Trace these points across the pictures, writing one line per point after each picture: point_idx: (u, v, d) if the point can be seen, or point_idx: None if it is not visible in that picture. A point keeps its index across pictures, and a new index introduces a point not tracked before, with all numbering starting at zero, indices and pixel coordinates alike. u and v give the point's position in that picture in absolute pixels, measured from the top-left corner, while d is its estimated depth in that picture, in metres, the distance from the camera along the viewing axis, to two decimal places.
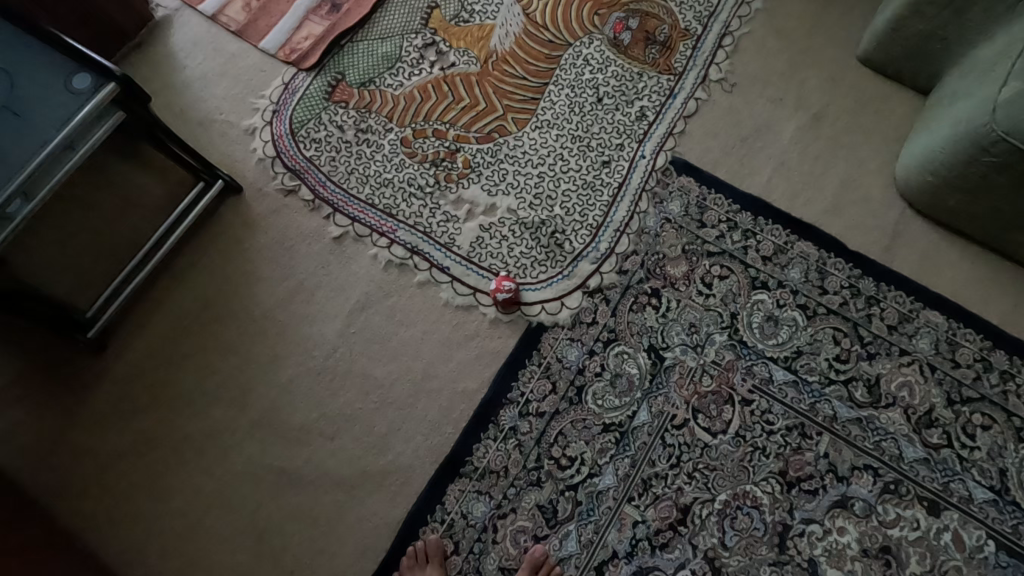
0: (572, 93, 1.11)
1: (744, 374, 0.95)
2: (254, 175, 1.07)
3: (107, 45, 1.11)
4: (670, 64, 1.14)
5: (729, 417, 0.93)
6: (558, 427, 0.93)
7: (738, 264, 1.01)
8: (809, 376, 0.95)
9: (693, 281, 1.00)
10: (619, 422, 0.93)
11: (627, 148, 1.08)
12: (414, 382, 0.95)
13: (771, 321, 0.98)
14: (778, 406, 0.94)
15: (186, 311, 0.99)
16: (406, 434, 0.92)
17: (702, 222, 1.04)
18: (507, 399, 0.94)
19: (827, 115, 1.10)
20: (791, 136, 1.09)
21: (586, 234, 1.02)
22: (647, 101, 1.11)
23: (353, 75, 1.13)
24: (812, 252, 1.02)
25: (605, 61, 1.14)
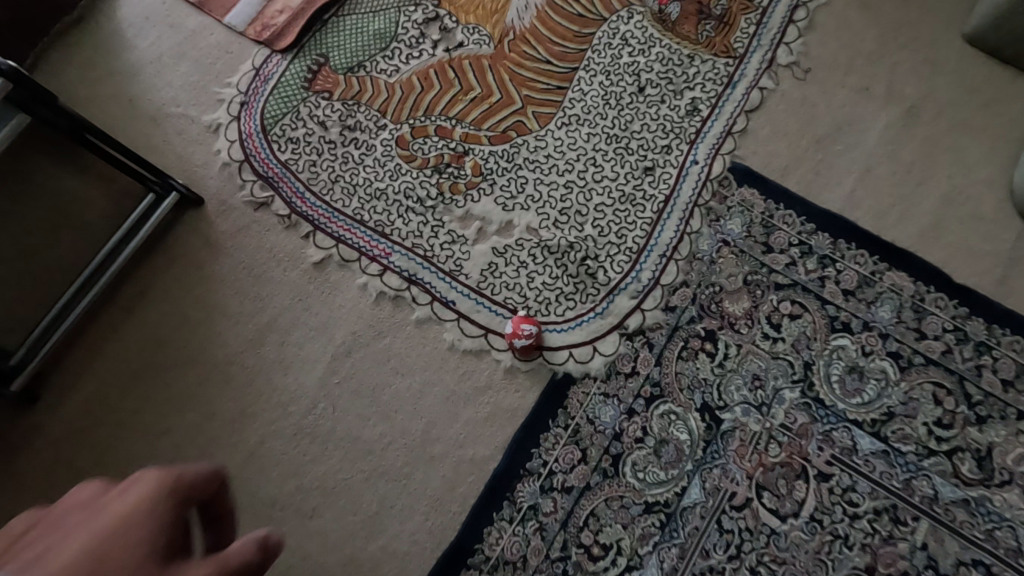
0: (607, 81, 0.90)
1: (821, 442, 0.76)
2: (216, 183, 0.87)
3: (38, 21, 0.91)
4: (728, 44, 0.92)
5: (802, 496, 0.75)
6: (589, 507, 0.75)
7: (814, 300, 0.81)
8: (902, 445, 0.76)
9: (758, 321, 0.81)
10: (664, 501, 0.75)
11: (675, 152, 0.87)
12: (411, 446, 0.77)
13: (856, 374, 0.79)
14: (864, 483, 0.75)
15: (134, 354, 0.81)
16: (401, 512, 0.75)
17: (768, 246, 0.84)
18: (525, 471, 0.76)
19: (924, 109, 0.88)
20: (879, 136, 0.88)
21: (625, 261, 0.83)
22: (699, 92, 0.90)
23: (338, 57, 0.92)
24: (907, 285, 0.81)
25: (647, 41, 0.92)
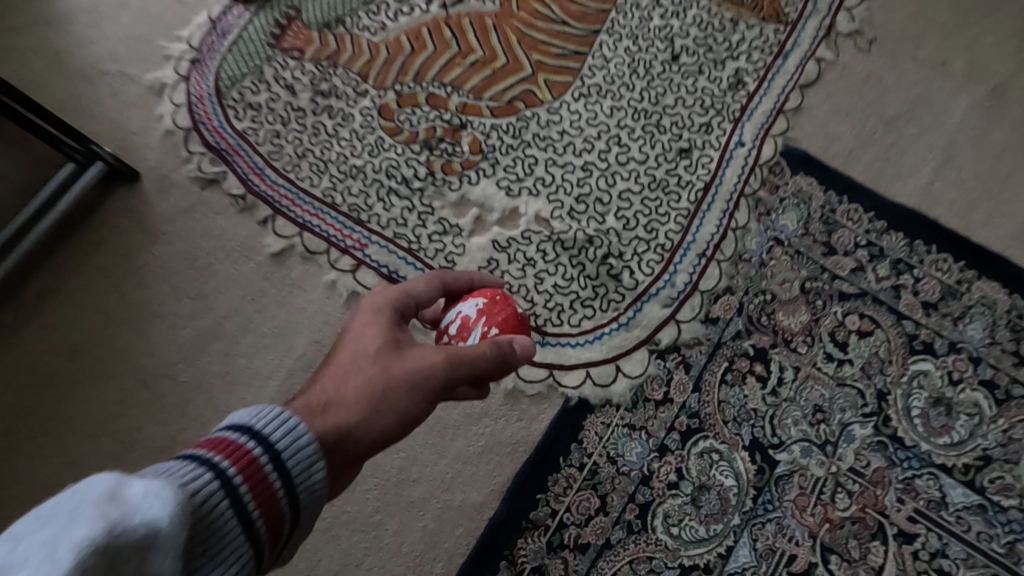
0: (635, 47, 0.75)
1: (901, 493, 0.61)
2: (156, 156, 0.71)
3: None
4: (778, 9, 0.77)
5: (879, 561, 0.59)
6: (609, 571, 0.59)
7: (888, 314, 0.66)
8: (1004, 500, 0.61)
9: (819, 338, 0.65)
10: (705, 566, 0.59)
11: (715, 131, 0.72)
12: (385, 488, 0.61)
13: (942, 408, 0.63)
14: (957, 546, 0.59)
15: (41, 363, 0.65)
16: (370, 572, 0.59)
17: (829, 246, 0.68)
18: (528, 522, 0.60)
19: (1015, 88, 0.74)
20: (963, 119, 0.73)
21: (656, 261, 0.68)
22: (744, 63, 0.75)
23: (313, 11, 0.77)
24: (1000, 298, 0.67)
25: (682, 2, 0.77)
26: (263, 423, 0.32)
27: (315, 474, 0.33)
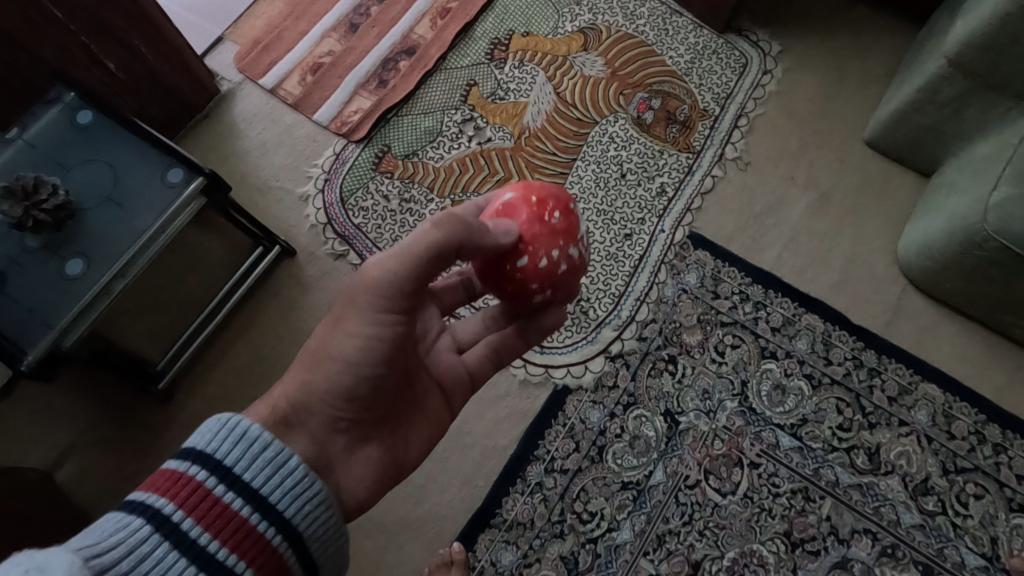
0: (598, 169, 1.21)
1: (752, 439, 1.04)
2: (306, 240, 1.17)
3: (179, 120, 1.20)
4: (689, 142, 1.23)
5: (738, 478, 1.01)
6: (580, 483, 1.01)
7: (749, 334, 1.09)
8: (813, 443, 1.03)
9: (707, 348, 1.09)
10: (636, 481, 1.01)
11: (647, 223, 1.17)
12: (449, 437, 1.04)
13: (779, 390, 1.06)
14: (784, 469, 1.02)
15: (245, 364, 1.09)
16: (442, 484, 1.02)
17: (716, 293, 1.12)
18: (533, 456, 1.03)
19: (835, 194, 1.19)
20: (802, 214, 1.18)
21: (610, 303, 1.11)
22: (667, 178, 1.20)
23: (398, 147, 1.23)
24: (819, 325, 1.10)
25: (629, 139, 1.23)
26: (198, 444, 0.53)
27: (261, 450, 0.55)
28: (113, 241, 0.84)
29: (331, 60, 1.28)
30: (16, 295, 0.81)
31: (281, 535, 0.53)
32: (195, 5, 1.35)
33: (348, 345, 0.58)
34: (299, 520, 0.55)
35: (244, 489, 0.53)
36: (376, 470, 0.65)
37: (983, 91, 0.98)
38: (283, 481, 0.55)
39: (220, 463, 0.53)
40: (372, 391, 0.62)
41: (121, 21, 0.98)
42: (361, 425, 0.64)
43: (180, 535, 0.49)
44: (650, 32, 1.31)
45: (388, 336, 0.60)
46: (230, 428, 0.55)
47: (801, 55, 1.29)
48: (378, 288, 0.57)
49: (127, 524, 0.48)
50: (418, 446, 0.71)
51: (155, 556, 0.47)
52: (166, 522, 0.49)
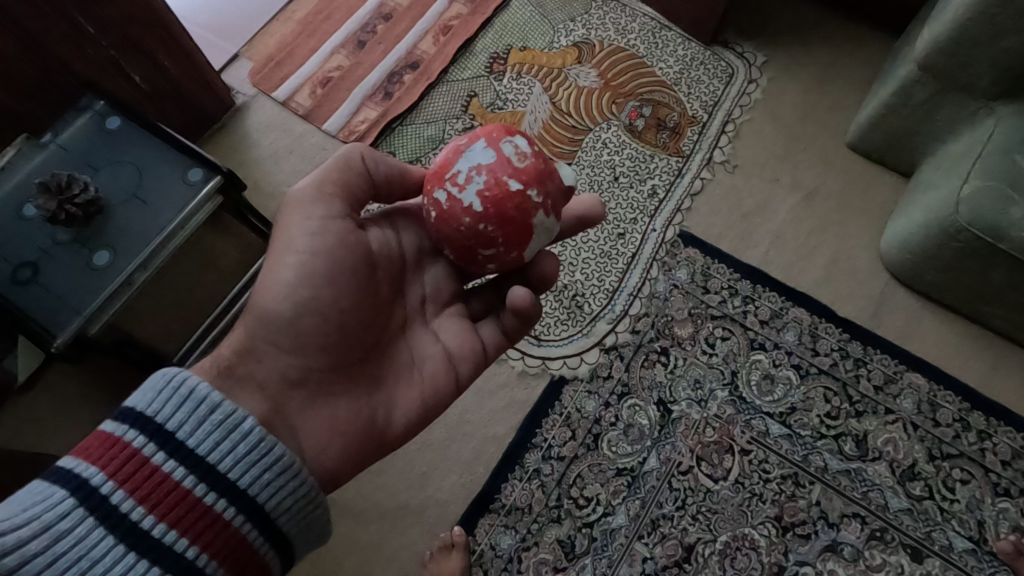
0: (592, 172, 1.27)
1: (743, 427, 1.07)
2: None
3: (197, 130, 1.27)
4: (679, 147, 1.29)
5: (729, 465, 1.05)
6: (577, 470, 1.05)
7: (739, 327, 1.14)
8: (802, 431, 1.07)
9: (698, 340, 1.13)
10: (631, 467, 1.05)
11: (639, 222, 1.22)
12: (450, 427, 1.08)
13: (768, 379, 1.10)
14: (774, 456, 1.05)
15: None
16: (443, 472, 1.06)
17: (706, 287, 1.17)
18: (531, 444, 1.07)
19: (819, 194, 1.24)
20: (788, 213, 1.23)
21: (604, 298, 1.16)
22: (658, 180, 1.26)
23: (402, 154, 1.30)
24: (805, 317, 1.14)
25: (621, 144, 1.29)
26: (133, 411, 0.57)
27: (194, 414, 0.57)
28: (136, 236, 0.93)
29: (340, 74, 1.36)
30: (47, 286, 0.89)
31: (223, 499, 0.56)
32: (212, 25, 1.43)
33: (283, 269, 0.65)
34: (246, 484, 0.57)
35: (179, 454, 0.56)
36: (340, 431, 0.68)
37: (952, 93, 1.04)
38: (223, 445, 0.57)
39: (155, 426, 0.56)
40: (322, 327, 0.66)
41: (146, 35, 1.05)
42: (325, 376, 0.68)
43: (106, 506, 0.53)
44: (640, 45, 1.38)
45: (319, 244, 0.66)
46: (167, 386, 0.58)
47: (784, 65, 1.36)
48: (299, 204, 0.67)
49: (49, 496, 0.53)
50: (403, 406, 0.72)
51: (76, 531, 0.51)
52: (92, 493, 0.53)
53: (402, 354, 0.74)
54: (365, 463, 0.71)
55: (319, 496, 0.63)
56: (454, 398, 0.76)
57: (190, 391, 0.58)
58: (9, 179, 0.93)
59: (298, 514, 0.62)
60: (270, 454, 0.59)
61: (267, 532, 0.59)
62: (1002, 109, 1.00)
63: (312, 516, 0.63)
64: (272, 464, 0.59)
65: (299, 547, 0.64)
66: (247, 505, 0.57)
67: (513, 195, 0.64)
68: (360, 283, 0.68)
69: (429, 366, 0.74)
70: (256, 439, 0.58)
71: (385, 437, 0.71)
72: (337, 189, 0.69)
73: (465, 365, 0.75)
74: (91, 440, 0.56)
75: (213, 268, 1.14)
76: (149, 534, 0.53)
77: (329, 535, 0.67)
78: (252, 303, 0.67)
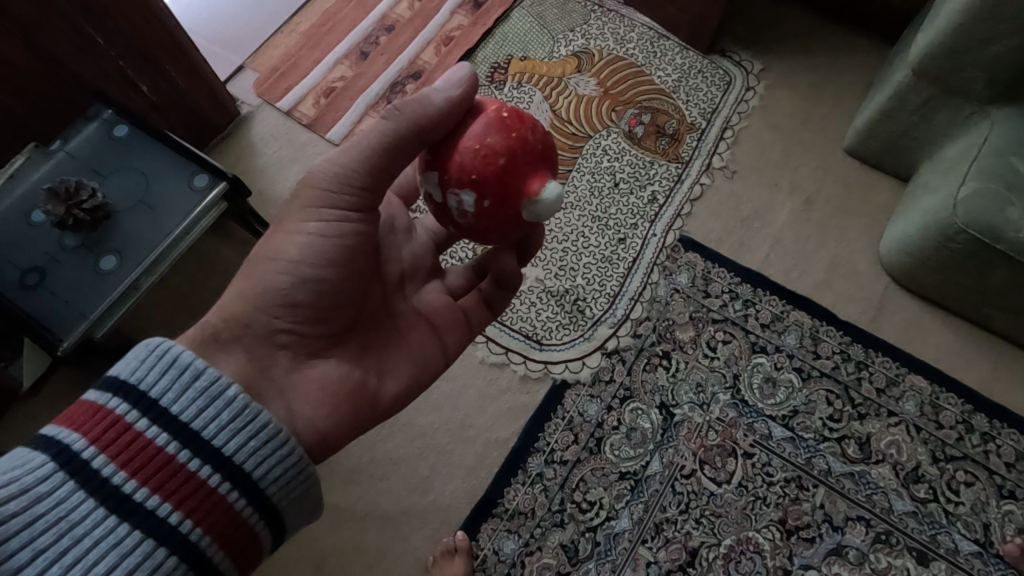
0: (593, 179, 1.28)
1: (745, 430, 1.07)
2: None
3: (202, 140, 1.29)
4: (678, 153, 1.30)
5: (732, 468, 1.05)
6: (579, 474, 1.05)
7: (740, 330, 1.14)
8: (804, 433, 1.07)
9: (700, 344, 1.14)
10: (634, 471, 1.05)
11: (640, 227, 1.23)
12: (453, 431, 1.08)
13: (770, 383, 1.10)
14: (777, 459, 1.05)
15: None
16: (446, 476, 1.06)
17: (707, 291, 1.18)
18: (533, 448, 1.07)
19: (818, 199, 1.25)
20: (787, 217, 1.24)
21: (605, 302, 1.17)
22: (658, 186, 1.27)
23: None
24: (806, 320, 1.14)
25: (621, 151, 1.30)
26: (116, 376, 0.56)
27: (178, 378, 0.57)
28: (140, 241, 0.94)
29: (343, 84, 1.38)
30: (51, 288, 0.91)
31: (208, 465, 0.55)
32: (218, 37, 1.45)
33: (291, 248, 0.65)
34: (231, 450, 0.57)
35: (162, 420, 0.55)
36: (331, 398, 0.68)
37: (947, 97, 1.05)
38: (207, 411, 0.57)
39: (138, 393, 0.55)
40: (317, 299, 0.66)
41: (155, 48, 1.07)
42: (312, 341, 0.68)
43: (88, 471, 0.52)
44: (639, 54, 1.40)
45: (330, 237, 0.65)
46: (151, 354, 0.57)
47: (781, 73, 1.37)
48: (320, 181, 0.64)
49: (31, 461, 0.53)
50: (393, 377, 0.74)
51: (56, 495, 0.52)
52: (74, 458, 0.53)
53: (392, 328, 0.76)
54: (360, 430, 0.72)
55: (307, 465, 0.63)
56: (443, 367, 0.80)
57: (175, 358, 0.57)
58: (18, 185, 0.97)
59: (287, 483, 0.61)
60: (255, 421, 0.58)
61: (254, 500, 0.58)
62: (997, 113, 1.02)
63: (302, 487, 0.62)
64: (257, 431, 0.58)
65: (290, 517, 0.63)
66: (233, 472, 0.57)
67: (516, 192, 0.59)
68: (364, 266, 0.69)
69: (416, 336, 0.77)
70: (240, 406, 0.58)
71: (379, 406, 0.73)
72: (366, 170, 0.63)
73: (451, 335, 0.80)
74: (74, 409, 0.55)
75: (218, 274, 1.15)
76: (130, 499, 0.52)
77: (321, 508, 0.67)
78: (248, 275, 0.66)
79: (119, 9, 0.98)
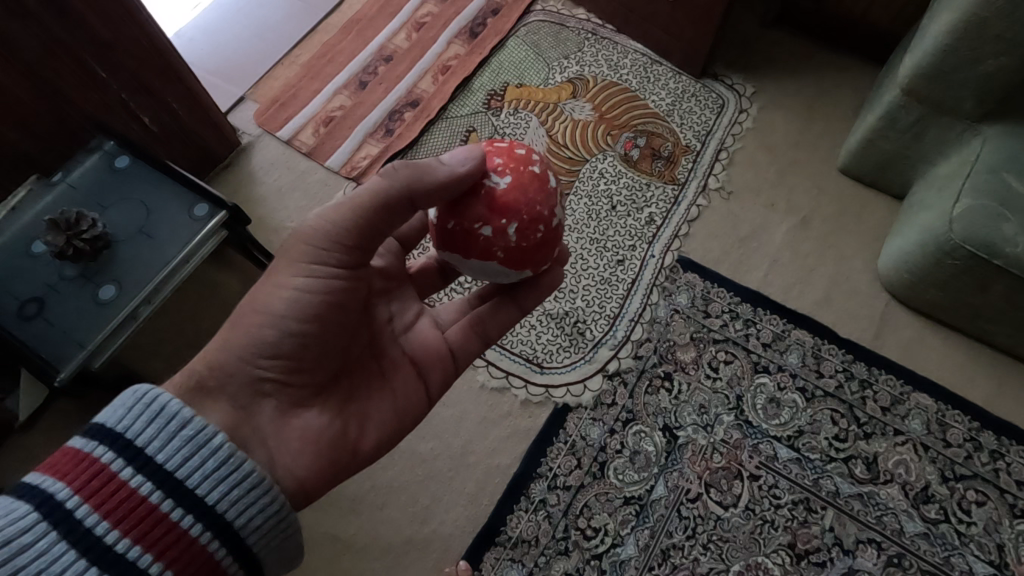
0: (590, 201, 1.29)
1: (751, 452, 1.06)
2: None
3: (203, 170, 1.30)
4: (674, 175, 1.32)
5: (738, 491, 1.03)
6: (583, 499, 1.03)
7: (741, 350, 1.14)
8: (810, 454, 1.06)
9: (702, 365, 1.13)
10: (638, 495, 1.03)
11: (638, 249, 1.24)
12: (454, 457, 1.07)
13: (774, 403, 1.09)
14: (784, 481, 1.04)
15: None
16: (447, 504, 1.04)
17: (707, 311, 1.17)
18: (536, 473, 1.05)
19: (814, 218, 1.26)
20: (785, 236, 1.25)
21: (605, 324, 1.16)
22: (655, 208, 1.28)
23: None
24: (808, 339, 1.14)
25: (617, 174, 1.32)
26: (102, 424, 0.56)
27: (164, 428, 0.56)
28: (138, 272, 0.94)
29: (342, 113, 1.41)
30: (51, 320, 0.91)
31: (191, 515, 0.55)
32: (219, 70, 1.48)
33: (278, 298, 0.64)
34: (215, 499, 0.56)
35: (148, 469, 0.55)
36: (313, 445, 0.67)
37: (939, 116, 1.07)
38: (193, 460, 0.56)
39: (124, 441, 0.55)
40: (302, 352, 0.66)
41: (156, 79, 1.08)
42: (295, 390, 0.68)
43: (70, 521, 0.51)
44: (633, 79, 1.42)
45: (316, 292, 0.65)
46: (139, 402, 0.57)
47: (773, 95, 1.40)
48: (307, 238, 0.64)
49: (11, 511, 0.50)
50: (376, 422, 0.74)
51: (37, 547, 0.49)
52: (57, 507, 0.51)
53: (378, 375, 0.76)
54: (338, 479, 0.71)
55: (289, 514, 0.63)
56: (426, 407, 0.80)
57: (162, 407, 0.57)
58: (17, 218, 0.97)
59: (268, 532, 0.60)
60: (239, 470, 0.58)
61: (235, 550, 0.58)
62: (988, 130, 1.03)
63: (282, 536, 0.62)
64: (241, 480, 0.58)
65: (267, 565, 0.62)
66: (216, 522, 0.56)
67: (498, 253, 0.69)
68: (342, 321, 0.69)
69: (401, 382, 0.77)
70: (226, 454, 0.58)
71: (361, 451, 0.72)
72: (353, 231, 0.64)
73: (434, 373, 0.80)
74: (57, 456, 0.54)
75: (216, 303, 1.15)
76: (113, 550, 0.51)
77: (300, 559, 0.66)
78: (250, 306, 0.66)
79: (119, 41, 1.00)
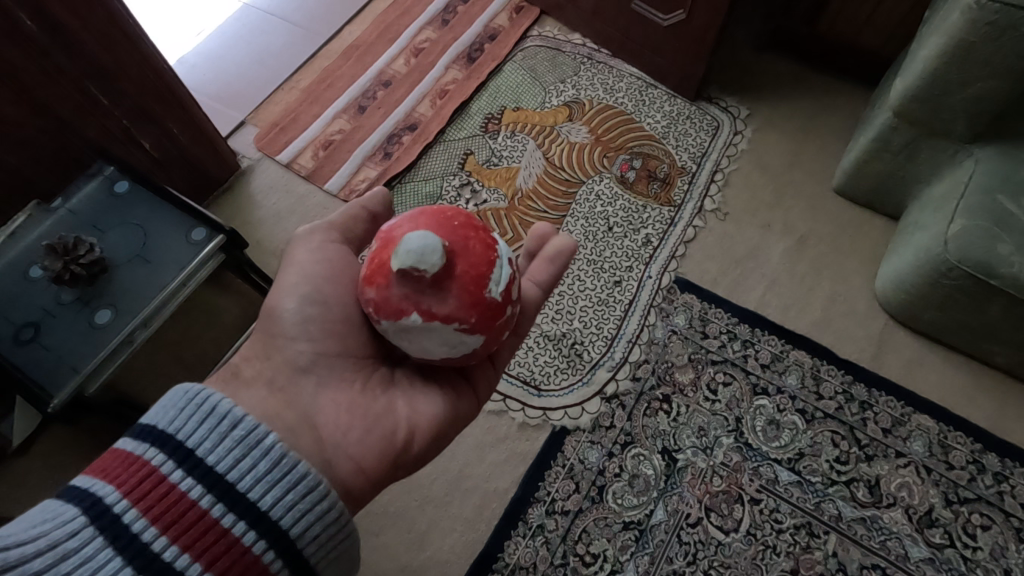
0: (587, 223, 1.29)
1: (751, 475, 1.04)
2: None
3: (202, 194, 1.31)
4: (670, 197, 1.32)
5: (740, 515, 1.01)
6: (582, 525, 1.01)
7: (740, 371, 1.13)
8: (812, 477, 1.04)
9: (700, 387, 1.12)
10: (638, 520, 1.01)
11: (635, 270, 1.24)
12: (450, 481, 1.06)
13: (773, 425, 1.08)
14: (785, 505, 1.02)
15: None
16: (443, 529, 1.02)
17: (704, 331, 1.17)
18: (534, 498, 1.04)
19: (811, 238, 1.27)
20: (781, 256, 1.25)
21: (603, 345, 1.16)
22: (651, 229, 1.28)
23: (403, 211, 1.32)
24: (806, 359, 1.13)
25: (614, 196, 1.33)
26: (154, 427, 0.56)
27: (213, 433, 0.57)
28: (139, 295, 0.95)
29: (341, 137, 1.42)
30: (47, 345, 0.91)
31: (242, 521, 0.54)
32: (220, 95, 1.50)
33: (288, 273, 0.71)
34: (268, 504, 0.56)
35: (197, 472, 0.55)
36: (361, 424, 0.67)
37: (930, 138, 1.08)
38: (243, 463, 0.56)
39: (175, 443, 0.55)
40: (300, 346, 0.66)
41: (156, 105, 1.10)
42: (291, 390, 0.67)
43: (117, 526, 0.50)
44: (628, 103, 1.44)
45: (320, 256, 0.71)
46: (190, 403, 0.58)
47: (767, 117, 1.41)
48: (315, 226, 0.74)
49: (61, 514, 0.50)
50: (424, 407, 0.72)
51: (83, 551, 0.49)
52: (105, 512, 0.51)
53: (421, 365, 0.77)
54: (398, 466, 0.69)
55: (346, 524, 0.61)
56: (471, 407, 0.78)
57: (211, 411, 0.58)
58: (19, 242, 0.98)
59: (327, 544, 0.59)
60: (291, 475, 0.57)
61: (290, 563, 0.56)
62: (980, 152, 1.04)
63: (338, 550, 0.60)
64: (294, 484, 0.57)
65: None
66: (269, 530, 0.55)
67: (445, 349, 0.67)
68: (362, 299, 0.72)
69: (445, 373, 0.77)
70: (276, 458, 0.57)
71: (414, 434, 0.70)
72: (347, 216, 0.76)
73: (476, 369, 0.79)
74: (108, 461, 0.54)
75: (214, 325, 1.15)
76: (160, 558, 0.50)
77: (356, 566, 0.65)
78: None
79: (120, 69, 1.01)
